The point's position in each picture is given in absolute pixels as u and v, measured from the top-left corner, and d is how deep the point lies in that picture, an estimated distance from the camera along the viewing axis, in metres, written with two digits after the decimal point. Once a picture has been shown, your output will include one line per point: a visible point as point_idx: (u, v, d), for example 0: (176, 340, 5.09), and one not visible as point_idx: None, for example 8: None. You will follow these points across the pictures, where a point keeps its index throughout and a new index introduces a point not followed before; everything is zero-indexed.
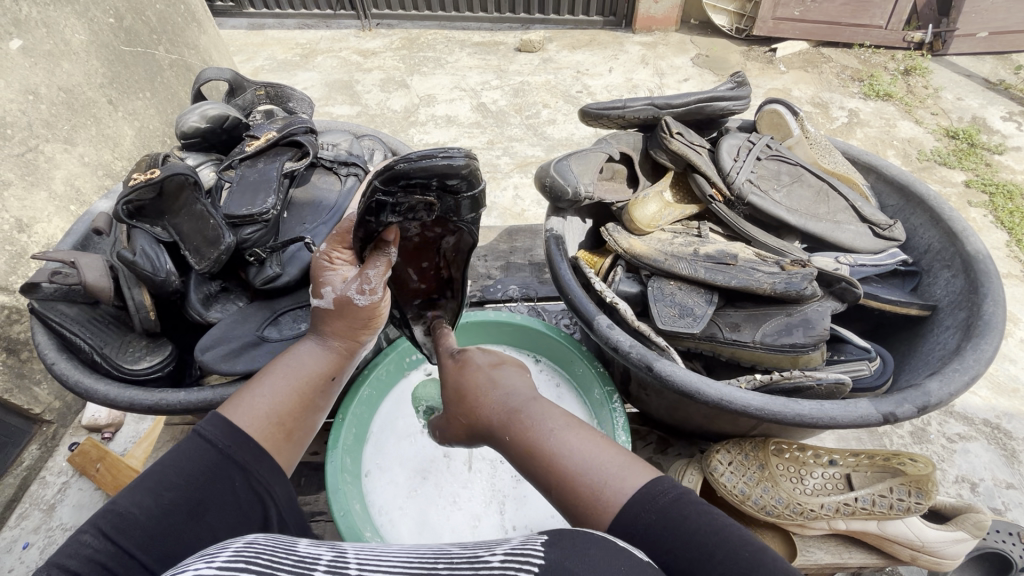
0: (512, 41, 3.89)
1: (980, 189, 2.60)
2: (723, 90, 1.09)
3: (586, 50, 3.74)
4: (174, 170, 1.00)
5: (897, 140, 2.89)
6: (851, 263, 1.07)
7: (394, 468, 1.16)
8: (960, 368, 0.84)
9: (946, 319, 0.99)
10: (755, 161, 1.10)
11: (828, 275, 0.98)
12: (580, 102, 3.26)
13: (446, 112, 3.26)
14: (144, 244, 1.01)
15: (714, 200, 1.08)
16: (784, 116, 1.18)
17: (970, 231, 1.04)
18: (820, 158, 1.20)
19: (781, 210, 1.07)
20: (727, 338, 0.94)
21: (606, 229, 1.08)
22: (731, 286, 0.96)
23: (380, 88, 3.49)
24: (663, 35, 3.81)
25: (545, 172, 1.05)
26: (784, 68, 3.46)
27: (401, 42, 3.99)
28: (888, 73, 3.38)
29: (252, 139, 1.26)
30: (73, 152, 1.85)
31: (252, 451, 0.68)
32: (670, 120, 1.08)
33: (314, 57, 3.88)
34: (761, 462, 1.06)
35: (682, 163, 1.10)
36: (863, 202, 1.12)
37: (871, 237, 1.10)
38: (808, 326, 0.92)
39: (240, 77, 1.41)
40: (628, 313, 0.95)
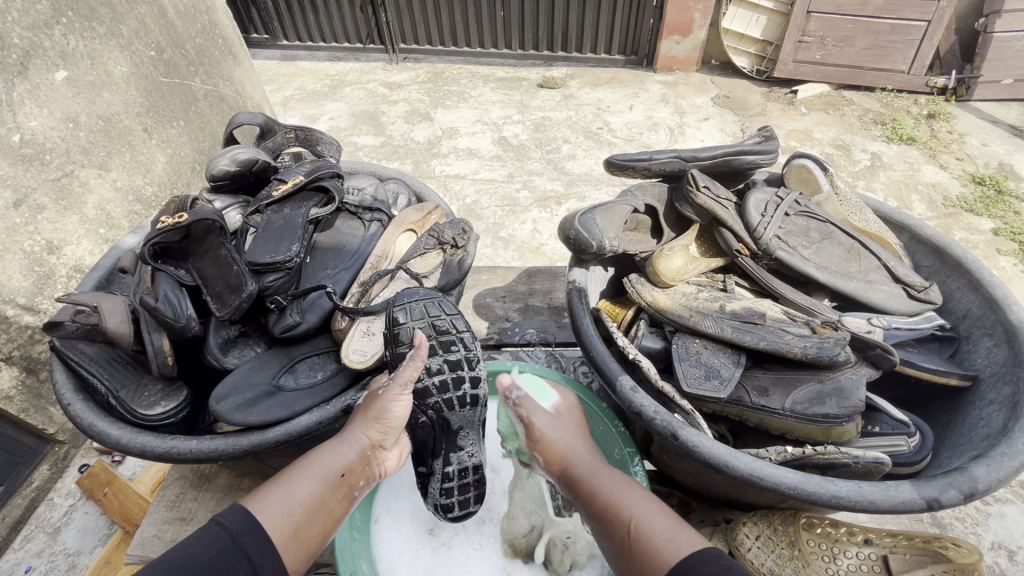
0: (534, 78, 3.98)
1: (1010, 238, 2.54)
2: (749, 145, 1.08)
3: (607, 87, 3.81)
4: (202, 214, 1.02)
5: (922, 185, 2.86)
6: (885, 326, 1.03)
7: (402, 518, 1.14)
8: (1009, 453, 0.79)
9: (989, 393, 0.94)
10: (783, 218, 1.08)
11: (863, 340, 0.95)
12: (599, 138, 3.30)
13: (468, 145, 3.32)
14: (166, 289, 1.03)
15: (740, 255, 1.06)
16: (813, 171, 1.16)
17: (1012, 299, 1.00)
18: (851, 215, 1.18)
19: (811, 268, 1.04)
20: (755, 403, 0.91)
21: (629, 280, 1.06)
22: (759, 348, 0.93)
23: (404, 120, 3.58)
24: (684, 74, 3.86)
25: (569, 224, 1.04)
26: (805, 110, 3.47)
27: (426, 75, 4.11)
28: (911, 117, 3.36)
29: (279, 181, 1.26)
30: (107, 177, 1.91)
31: (260, 544, 0.70)
32: (697, 174, 1.06)
33: (342, 87, 4.01)
34: (791, 538, 1.01)
35: (708, 217, 1.08)
36: (897, 262, 1.09)
37: (906, 299, 1.07)
38: (842, 396, 0.88)
39: (272, 121, 1.46)
40: (652, 372, 0.91)
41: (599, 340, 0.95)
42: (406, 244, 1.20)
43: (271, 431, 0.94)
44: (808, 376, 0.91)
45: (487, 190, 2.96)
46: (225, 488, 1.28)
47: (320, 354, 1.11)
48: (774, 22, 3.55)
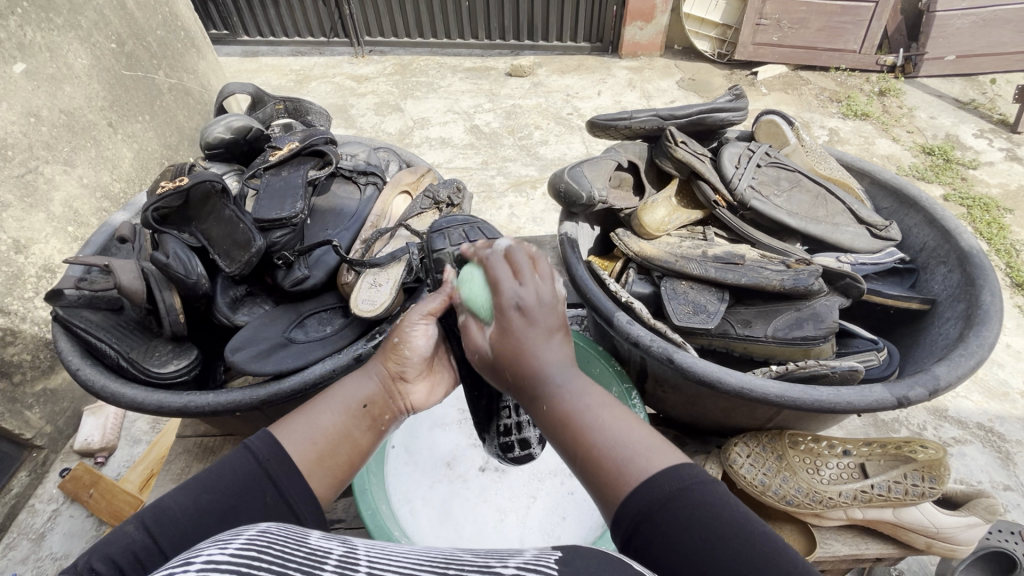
0: (502, 67, 4.01)
1: (958, 202, 2.71)
2: (722, 102, 1.13)
3: (575, 74, 3.87)
4: (202, 177, 1.02)
5: (877, 157, 3.02)
6: (853, 262, 1.11)
7: (420, 454, 1.17)
8: (966, 354, 0.87)
9: (946, 311, 1.03)
10: (755, 168, 1.15)
11: (832, 271, 1.01)
12: (570, 123, 3.36)
13: (441, 134, 3.33)
14: (176, 247, 1.01)
15: (717, 206, 1.12)
16: (781, 125, 1.23)
17: (963, 229, 1.09)
18: (817, 165, 1.25)
19: (783, 214, 1.11)
20: (739, 334, 0.97)
21: (616, 233, 1.11)
22: (741, 284, 0.99)
23: (374, 113, 3.57)
24: (648, 59, 3.95)
25: (559, 178, 1.09)
26: (765, 90, 3.61)
27: (394, 68, 4.10)
28: (864, 94, 3.53)
29: (273, 149, 1.28)
30: (73, 173, 1.86)
31: (285, 470, 0.70)
32: (674, 130, 1.12)
33: (308, 82, 3.97)
34: (778, 453, 1.08)
35: (686, 170, 1.13)
36: (860, 205, 1.17)
37: (870, 238, 1.15)
38: (818, 319, 0.96)
39: (261, 91, 1.46)
40: (644, 311, 0.97)
41: (594, 283, 1.00)
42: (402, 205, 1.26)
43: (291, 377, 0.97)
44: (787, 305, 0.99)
45: (462, 178, 2.98)
46: None
47: (327, 310, 1.14)
48: (732, 6, 3.67)
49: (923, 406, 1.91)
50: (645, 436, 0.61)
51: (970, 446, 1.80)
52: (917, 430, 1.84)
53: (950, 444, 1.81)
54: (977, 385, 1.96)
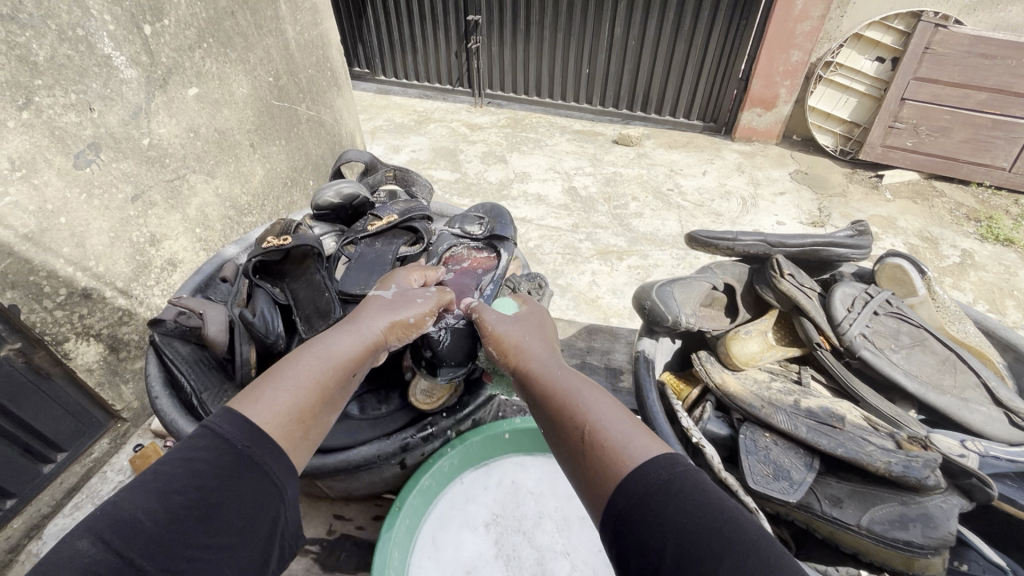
0: (610, 134, 4.08)
1: None
2: (842, 238, 1.11)
3: (682, 150, 3.84)
4: (303, 242, 1.18)
5: (1018, 291, 2.66)
6: (981, 451, 0.95)
7: (444, 555, 1.13)
8: None
9: None
10: (870, 315, 1.09)
11: (954, 467, 0.91)
12: (669, 199, 3.31)
13: (538, 190, 3.42)
14: (264, 306, 1.14)
15: (820, 347, 1.10)
16: (909, 273, 1.14)
17: None
18: (947, 323, 1.17)
19: (898, 374, 1.03)
20: (827, 515, 0.90)
21: (700, 358, 1.13)
22: (836, 455, 0.92)
23: (480, 160, 3.76)
24: (762, 146, 3.84)
25: (647, 295, 1.10)
26: (890, 196, 3.35)
27: (506, 121, 4.32)
28: (1010, 217, 3.16)
29: (373, 217, 1.40)
30: (211, 183, 2.11)
31: (265, 443, 0.71)
32: (782, 260, 1.12)
33: (427, 124, 4.29)
34: None
35: (789, 303, 1.12)
36: (997, 382, 1.04)
37: (1006, 425, 1.01)
38: (930, 526, 0.85)
39: (375, 160, 1.61)
40: (714, 460, 0.94)
41: (663, 418, 1.00)
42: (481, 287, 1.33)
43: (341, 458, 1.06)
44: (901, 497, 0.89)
45: (550, 237, 3.01)
46: None
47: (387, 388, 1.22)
48: (864, 104, 3.48)
49: None
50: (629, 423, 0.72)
51: None
52: None
53: None
54: None
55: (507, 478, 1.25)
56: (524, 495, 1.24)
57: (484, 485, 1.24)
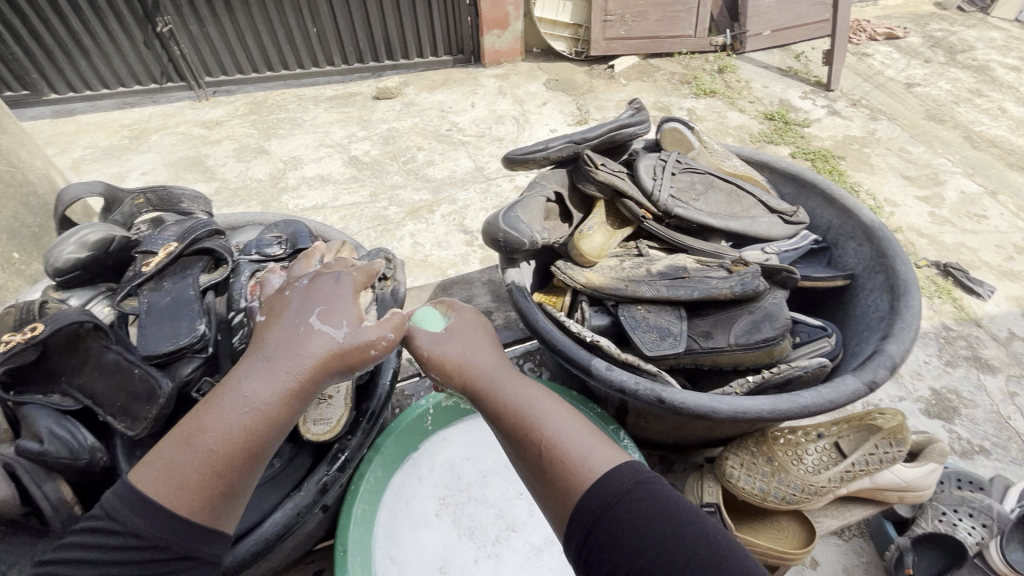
0: (367, 91, 3.85)
1: (803, 158, 3.09)
2: (627, 119, 1.26)
3: (444, 88, 3.83)
4: (66, 321, 0.96)
5: (731, 129, 3.36)
6: (777, 252, 1.30)
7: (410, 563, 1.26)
8: (904, 327, 1.12)
9: (868, 284, 1.29)
10: (670, 177, 1.30)
11: (772, 269, 1.19)
12: (451, 139, 3.33)
13: (318, 171, 3.13)
14: (51, 425, 0.96)
15: (646, 220, 1.26)
16: (683, 132, 1.41)
17: (858, 209, 1.36)
18: (722, 163, 1.42)
19: (704, 217, 1.27)
20: (704, 348, 1.14)
21: (560, 268, 1.22)
22: (695, 297, 1.15)
23: (235, 159, 3.26)
24: (511, 65, 4.02)
25: (496, 228, 1.14)
26: (624, 81, 3.85)
27: (247, 107, 3.76)
28: (707, 73, 3.90)
29: (145, 255, 1.23)
30: None
31: (179, 525, 0.74)
32: (591, 154, 1.23)
33: (148, 136, 3.52)
34: (768, 457, 1.26)
35: (609, 190, 1.25)
36: (767, 196, 1.38)
37: (783, 225, 1.36)
38: (771, 320, 1.14)
39: (115, 190, 1.39)
40: (611, 349, 1.11)
41: (556, 332, 1.12)
42: None
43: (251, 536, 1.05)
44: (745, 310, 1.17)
45: (353, 215, 2.82)
46: None
47: None
48: (577, 6, 3.86)
49: None
50: (585, 436, 0.89)
51: None
52: None
53: None
54: None
55: (439, 463, 1.42)
56: (460, 464, 1.43)
57: (421, 482, 1.39)
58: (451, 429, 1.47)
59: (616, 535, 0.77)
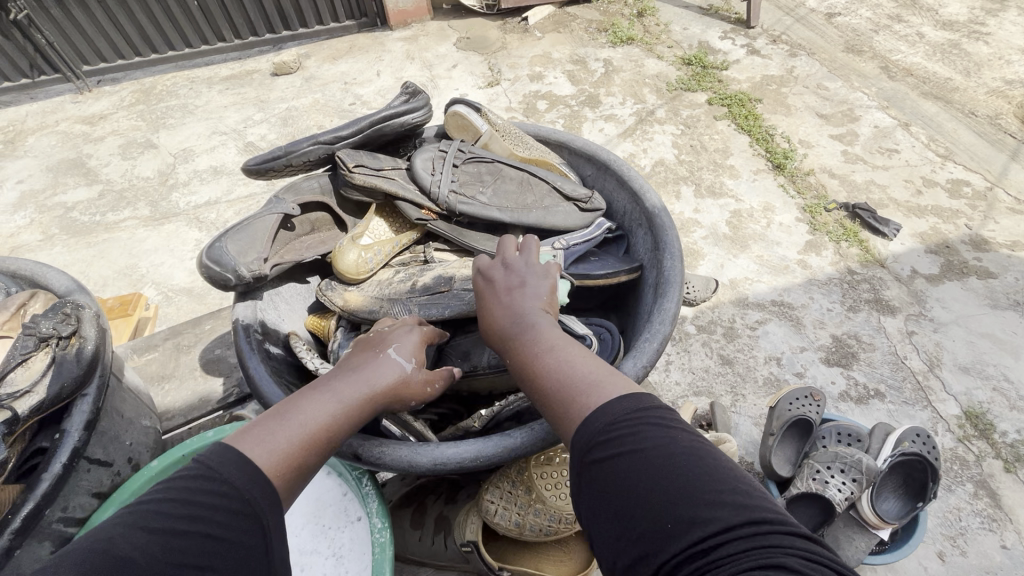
0: (265, 67, 3.57)
1: (719, 104, 2.99)
2: (396, 108, 1.15)
3: (348, 58, 3.57)
4: None
5: (648, 78, 3.22)
6: (565, 246, 1.19)
7: None
8: (650, 338, 0.99)
9: (648, 277, 1.17)
10: (453, 169, 1.17)
11: None
12: (354, 114, 3.12)
13: (211, 163, 2.91)
14: None
15: (427, 221, 1.16)
16: (467, 117, 1.27)
17: (646, 188, 1.22)
18: (516, 148, 1.34)
19: (493, 211, 1.16)
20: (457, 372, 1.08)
21: (320, 290, 1.15)
22: (445, 315, 1.07)
23: (121, 157, 3.01)
24: (420, 26, 3.76)
25: (201, 263, 1.04)
26: (539, 34, 3.63)
27: (134, 96, 3.46)
28: (625, 19, 3.71)
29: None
30: None
31: (267, 491, 0.68)
32: (345, 155, 1.08)
33: (24, 138, 3.22)
34: (526, 486, 1.13)
35: (379, 194, 1.12)
36: (563, 180, 1.27)
37: (579, 213, 1.25)
38: None
39: None
40: None
41: (261, 373, 0.97)
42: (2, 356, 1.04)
43: None
44: None
45: (249, 208, 2.65)
46: None
47: None
48: None
49: (728, 301, 2.14)
50: (590, 369, 0.77)
51: (770, 323, 2.05)
52: (728, 325, 2.06)
53: (755, 327, 2.05)
54: (764, 267, 2.23)
55: None
56: None
57: None
58: None
59: (630, 465, 0.65)
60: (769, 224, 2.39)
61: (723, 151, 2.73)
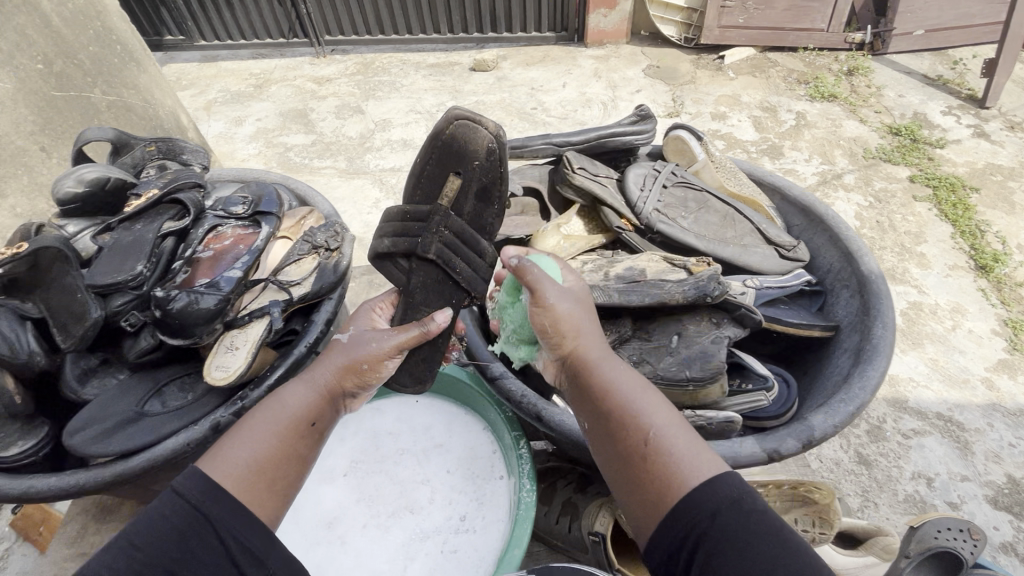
0: (466, 61, 3.93)
1: (923, 183, 2.68)
2: (624, 128, 1.36)
3: (540, 66, 3.79)
4: (44, 243, 1.11)
5: (843, 140, 2.99)
6: (758, 285, 1.24)
7: (305, 512, 1.31)
8: (847, 400, 1.04)
9: (845, 341, 1.20)
10: (660, 190, 1.33)
11: (730, 304, 1.14)
12: (534, 118, 3.31)
13: (402, 135, 3.28)
14: (6, 324, 1.13)
15: (624, 230, 1.30)
16: (688, 144, 1.42)
17: (864, 254, 1.25)
18: (727, 182, 1.43)
19: (690, 238, 1.28)
20: (632, 371, 1.16)
21: None
22: (645, 304, 1.11)
23: (335, 115, 3.51)
24: (614, 47, 3.88)
25: None
26: (733, 75, 3.55)
27: (356, 67, 4.01)
28: (832, 74, 3.48)
29: (135, 198, 1.38)
30: (4, 204, 1.87)
31: (226, 504, 0.78)
32: (572, 156, 1.31)
33: (268, 86, 3.90)
34: None
35: (588, 197, 1.33)
36: (769, 225, 1.33)
37: (778, 259, 1.30)
38: (705, 360, 1.09)
39: (126, 136, 1.54)
40: (529, 354, 1.15)
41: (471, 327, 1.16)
42: (281, 252, 1.40)
43: (141, 455, 1.12)
44: (678, 347, 1.14)
45: None
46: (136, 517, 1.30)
47: (185, 376, 1.29)
48: None
49: (884, 397, 1.92)
50: (682, 435, 0.81)
51: (928, 437, 1.80)
52: (876, 424, 1.84)
53: (908, 436, 1.81)
54: (938, 374, 1.96)
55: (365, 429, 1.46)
56: (381, 437, 1.45)
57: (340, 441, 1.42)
58: (384, 401, 1.50)
59: (717, 546, 0.69)
60: (955, 328, 2.09)
61: (915, 236, 2.45)
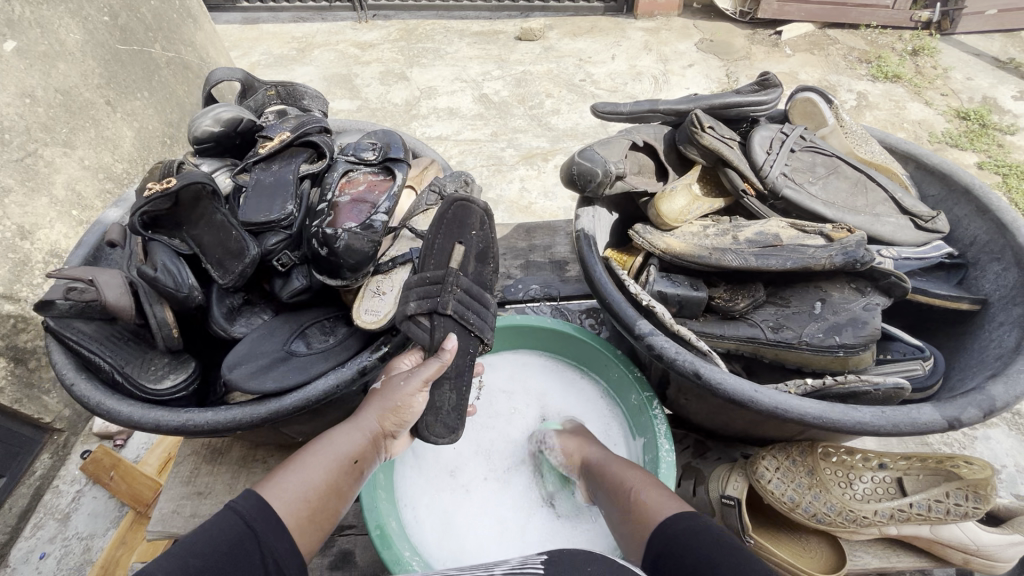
0: (511, 30, 3.84)
1: (992, 171, 2.58)
2: (733, 95, 1.24)
3: (588, 37, 3.69)
4: (191, 179, 1.04)
5: (907, 123, 2.87)
6: (895, 256, 1.21)
7: (426, 460, 1.31)
8: (1023, 370, 0.94)
9: (999, 316, 1.12)
10: (788, 154, 1.26)
11: (877, 271, 1.09)
12: (583, 90, 3.23)
13: (448, 104, 3.23)
14: (166, 260, 1.08)
15: (746, 195, 1.24)
16: (818, 106, 1.35)
17: (1019, 225, 1.18)
18: (857, 147, 1.38)
19: (818, 205, 1.21)
20: (769, 339, 1.10)
21: (637, 231, 1.19)
22: (787, 267, 1.07)
23: (379, 81, 3.46)
24: (665, 19, 3.76)
25: (571, 162, 1.19)
26: (790, 51, 3.41)
27: (398, 33, 3.95)
28: (896, 54, 3.33)
29: (264, 139, 1.33)
30: (73, 155, 1.83)
31: (280, 536, 0.76)
32: (701, 115, 1.19)
33: (311, 50, 3.85)
34: (809, 468, 1.13)
35: (712, 158, 1.22)
36: (903, 194, 1.27)
37: (913, 230, 1.24)
38: (858, 327, 1.05)
39: (252, 78, 1.53)
40: (665, 317, 1.07)
41: (611, 285, 1.10)
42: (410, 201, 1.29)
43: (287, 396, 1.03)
44: (824, 313, 1.09)
45: (472, 150, 2.91)
46: (240, 460, 1.32)
47: (326, 318, 1.21)
48: None
49: None
50: (664, 494, 0.95)
51: (995, 429, 1.77)
52: None
53: (974, 427, 1.77)
54: None
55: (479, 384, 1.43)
56: (494, 393, 1.44)
57: None
58: (496, 357, 1.47)
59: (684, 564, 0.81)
60: None
61: None
